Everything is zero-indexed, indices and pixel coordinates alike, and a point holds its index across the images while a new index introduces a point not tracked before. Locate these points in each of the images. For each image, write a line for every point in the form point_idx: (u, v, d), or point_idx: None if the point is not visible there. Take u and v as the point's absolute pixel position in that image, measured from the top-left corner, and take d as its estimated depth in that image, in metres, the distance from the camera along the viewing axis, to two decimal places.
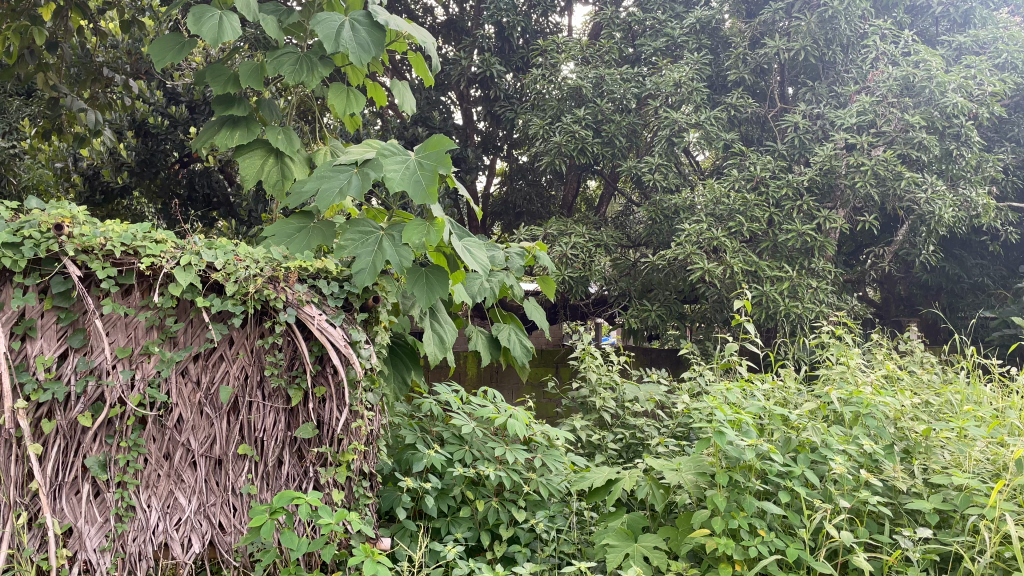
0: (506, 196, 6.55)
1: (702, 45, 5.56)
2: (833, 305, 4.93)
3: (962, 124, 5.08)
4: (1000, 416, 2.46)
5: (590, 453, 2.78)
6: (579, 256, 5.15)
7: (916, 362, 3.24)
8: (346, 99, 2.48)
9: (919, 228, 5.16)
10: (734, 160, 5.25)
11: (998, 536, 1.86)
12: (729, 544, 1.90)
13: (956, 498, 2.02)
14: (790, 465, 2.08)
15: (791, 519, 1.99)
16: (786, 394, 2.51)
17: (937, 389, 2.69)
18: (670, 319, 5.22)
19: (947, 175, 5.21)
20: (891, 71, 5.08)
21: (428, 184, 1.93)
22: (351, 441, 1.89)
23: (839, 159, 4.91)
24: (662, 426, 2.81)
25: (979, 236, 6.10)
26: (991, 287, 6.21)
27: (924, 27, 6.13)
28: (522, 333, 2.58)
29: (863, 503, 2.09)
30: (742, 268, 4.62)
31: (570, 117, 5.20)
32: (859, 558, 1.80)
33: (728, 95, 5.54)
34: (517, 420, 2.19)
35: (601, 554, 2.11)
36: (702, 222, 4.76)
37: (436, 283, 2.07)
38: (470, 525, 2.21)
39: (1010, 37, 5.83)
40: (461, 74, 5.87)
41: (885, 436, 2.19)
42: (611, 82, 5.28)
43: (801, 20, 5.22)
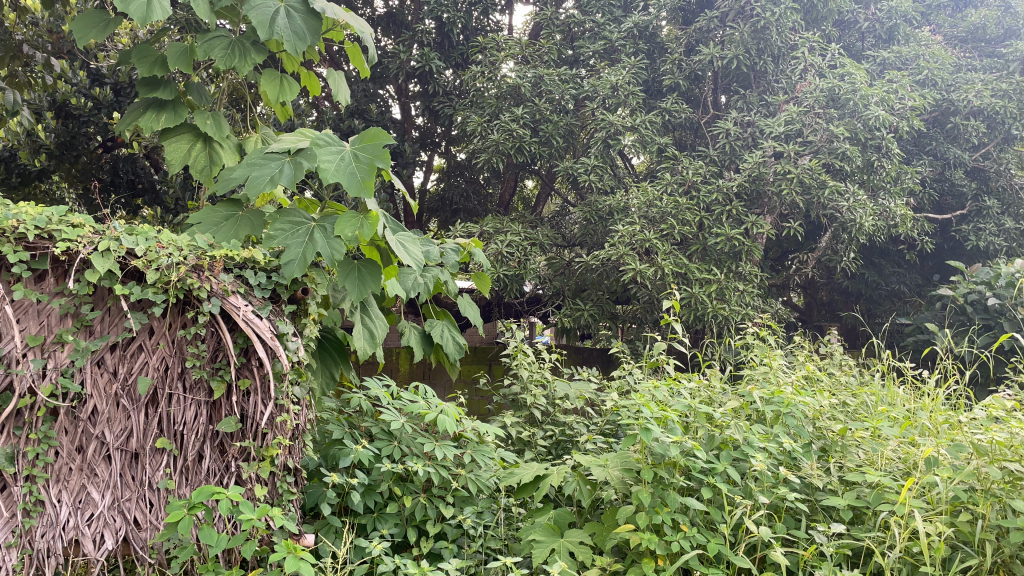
0: (443, 192, 6.54)
1: (639, 50, 5.65)
2: (758, 308, 5.06)
3: (883, 136, 5.28)
4: (912, 416, 2.57)
5: (519, 450, 2.79)
6: (514, 254, 5.17)
7: (834, 365, 3.35)
8: (279, 87, 2.42)
9: (840, 235, 5.34)
10: (668, 164, 5.34)
11: (906, 532, 1.93)
12: (653, 539, 1.92)
13: (868, 495, 2.10)
14: (712, 462, 2.12)
15: (713, 514, 2.03)
16: (711, 393, 2.56)
17: (855, 391, 2.80)
18: (602, 319, 5.27)
19: (868, 185, 5.40)
20: (819, 83, 5.25)
21: (363, 177, 1.91)
22: (276, 435, 1.84)
23: (767, 167, 5.06)
24: (591, 424, 2.85)
25: (897, 245, 6.36)
26: (906, 294, 6.49)
27: (851, 42, 6.41)
28: (455, 330, 2.57)
29: (782, 500, 2.15)
30: (672, 270, 4.69)
31: (508, 115, 5.19)
32: (776, 553, 1.85)
33: (663, 99, 5.63)
34: (448, 416, 2.18)
35: (527, 549, 2.12)
36: (635, 224, 4.82)
37: (369, 277, 2.04)
38: (396, 521, 2.18)
39: (931, 55, 6.09)
40: (399, 68, 5.81)
41: (804, 435, 2.26)
42: (550, 82, 5.31)
43: (735, 30, 5.34)
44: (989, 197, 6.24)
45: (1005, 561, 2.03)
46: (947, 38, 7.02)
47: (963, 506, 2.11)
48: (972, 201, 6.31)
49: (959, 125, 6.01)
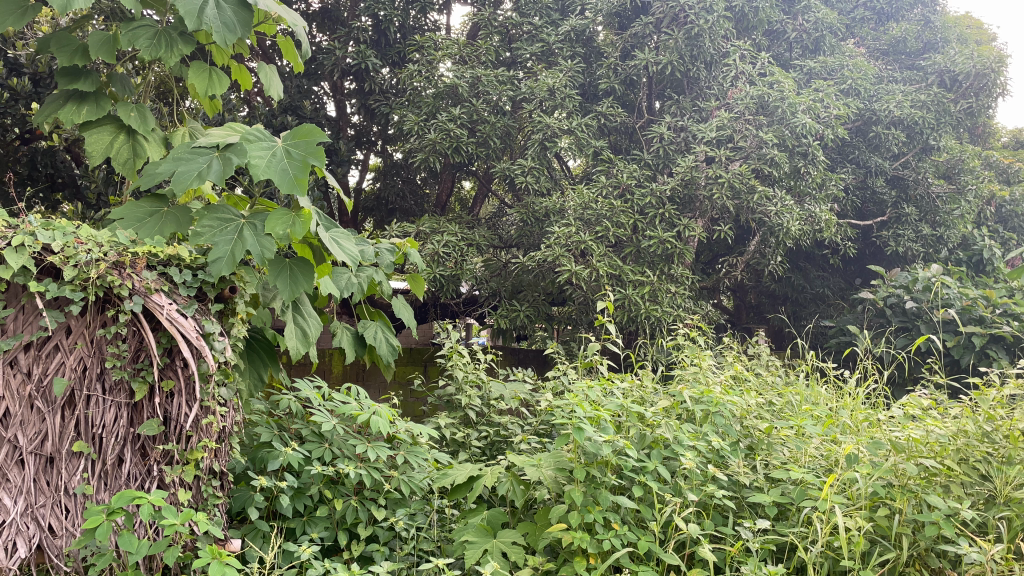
0: (379, 192, 6.49)
1: (576, 54, 5.70)
2: (689, 310, 5.17)
3: (809, 144, 5.44)
4: (834, 415, 2.66)
5: (453, 452, 2.77)
6: (450, 255, 5.15)
7: (762, 366, 3.43)
8: (208, 79, 2.35)
9: (768, 239, 5.49)
10: (603, 167, 5.40)
11: (828, 527, 1.99)
12: (585, 538, 1.93)
13: (793, 492, 2.16)
14: (644, 461, 2.15)
15: (643, 513, 2.06)
16: (643, 393, 2.60)
17: (780, 390, 2.88)
18: (538, 320, 5.29)
19: (795, 191, 5.56)
20: (749, 90, 5.38)
21: (296, 174, 1.87)
22: (201, 438, 1.79)
23: (699, 171, 5.17)
24: (526, 424, 2.85)
25: (821, 250, 6.58)
26: (830, 297, 6.72)
27: (780, 52, 6.60)
28: (389, 331, 2.54)
29: (710, 497, 2.20)
30: (606, 272, 4.75)
31: (445, 115, 5.17)
32: (704, 549, 1.89)
33: (599, 103, 5.69)
34: (381, 417, 2.16)
35: (460, 551, 2.11)
36: (571, 226, 4.85)
37: (301, 276, 2.00)
38: (327, 524, 2.15)
39: (854, 66, 6.32)
40: (335, 65, 5.73)
41: (731, 434, 2.32)
42: (487, 83, 5.30)
43: (669, 36, 5.43)
44: (908, 205, 6.49)
45: (920, 554, 2.11)
46: (870, 50, 7.28)
47: (882, 501, 2.19)
48: (891, 209, 6.56)
49: (880, 134, 6.25)
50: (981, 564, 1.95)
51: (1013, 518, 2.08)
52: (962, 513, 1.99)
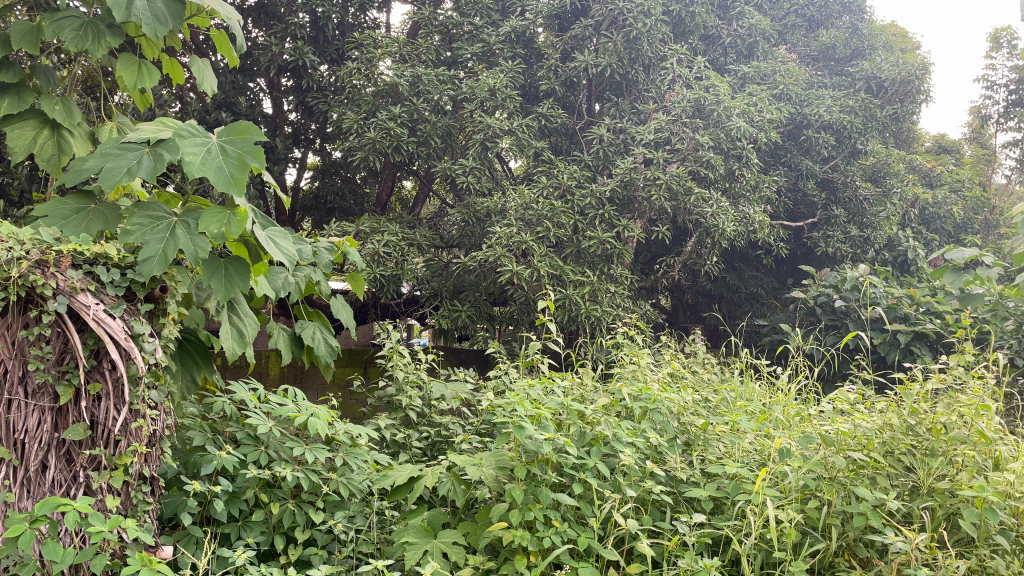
0: (318, 191, 6.40)
1: (517, 54, 5.71)
2: (628, 309, 5.23)
3: (743, 147, 5.58)
4: (767, 411, 2.73)
5: (394, 453, 2.75)
6: (391, 255, 5.11)
7: (698, 364, 3.50)
8: (137, 73, 2.28)
9: (705, 240, 5.60)
10: (544, 167, 5.43)
11: (761, 519, 2.04)
12: (525, 535, 1.94)
13: (728, 486, 2.21)
14: (584, 458, 2.17)
15: (583, 510, 2.07)
16: (583, 391, 2.62)
17: (715, 387, 2.94)
18: (479, 320, 5.29)
19: (730, 192, 5.67)
20: (686, 93, 5.48)
21: (233, 172, 1.83)
22: (130, 442, 1.73)
23: (637, 173, 5.25)
24: (467, 423, 2.84)
25: (755, 250, 6.76)
26: (763, 296, 6.90)
27: (715, 57, 6.73)
28: (328, 331, 2.51)
29: (648, 493, 2.23)
30: (547, 272, 4.77)
31: (385, 113, 5.13)
32: (642, 544, 1.91)
33: (540, 104, 5.72)
34: (319, 419, 2.13)
35: (400, 552, 2.09)
36: (512, 226, 4.86)
37: (236, 276, 1.96)
38: (263, 529, 2.11)
39: (786, 72, 6.49)
40: (271, 61, 5.63)
41: (668, 430, 2.36)
42: (428, 82, 5.27)
43: (609, 39, 5.49)
44: (837, 207, 6.69)
45: (849, 544, 2.18)
46: (801, 56, 7.49)
47: (812, 493, 2.25)
48: (821, 211, 6.77)
49: (811, 138, 6.46)
50: (907, 553, 2.02)
51: (935, 508, 2.17)
52: (888, 503, 2.07)
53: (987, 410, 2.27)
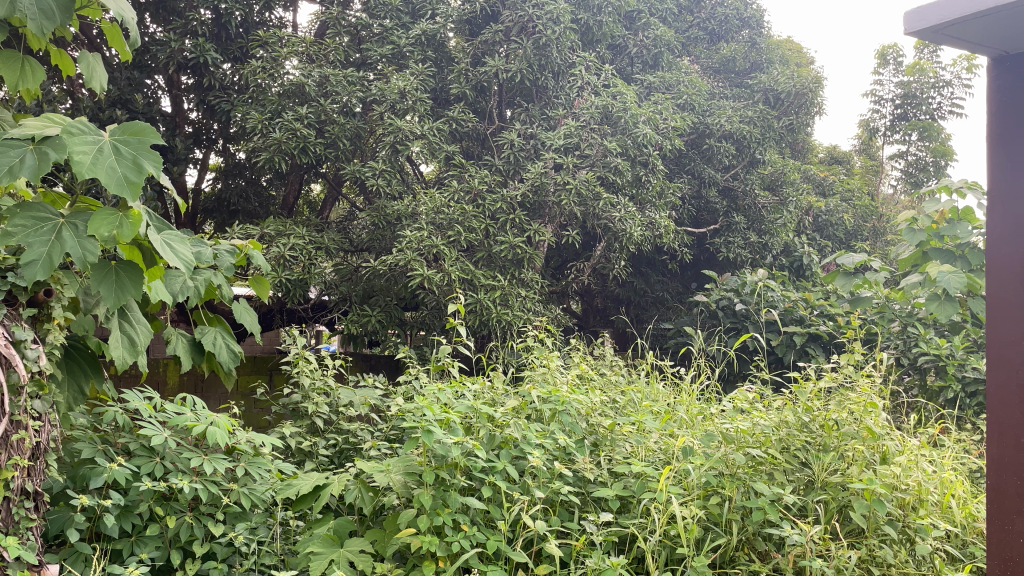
0: (220, 193, 6.20)
1: (427, 58, 5.67)
2: (538, 313, 5.27)
3: (649, 154, 5.71)
4: (671, 411, 2.80)
5: (299, 462, 2.68)
6: (298, 258, 4.99)
7: (605, 366, 3.55)
8: (20, 70, 2.15)
9: (613, 245, 5.70)
10: (455, 172, 5.41)
11: (665, 516, 2.09)
12: (434, 541, 1.92)
13: (633, 485, 2.25)
14: (493, 461, 2.18)
15: (492, 512, 2.07)
16: (494, 394, 2.62)
17: (623, 389, 3.00)
18: (390, 325, 5.21)
19: (637, 198, 5.80)
20: (594, 100, 5.56)
21: (127, 174, 1.74)
22: (12, 456, 1.64)
23: (548, 178, 5.30)
24: (376, 430, 2.79)
25: (661, 256, 6.94)
26: (669, 300, 7.07)
27: (622, 66, 6.86)
28: (229, 337, 2.42)
29: (556, 494, 2.25)
30: (458, 276, 4.76)
31: (291, 114, 5.02)
32: (550, 544, 1.92)
33: (450, 108, 5.70)
34: (218, 428, 2.06)
35: (304, 562, 2.04)
36: (423, 230, 4.82)
37: (128, 282, 1.86)
38: (157, 544, 2.02)
39: (690, 82, 6.69)
40: (170, 57, 5.41)
41: (576, 431, 2.39)
42: (336, 83, 5.18)
43: (519, 45, 5.53)
44: (737, 214, 6.93)
45: (748, 538, 2.25)
46: (704, 67, 7.73)
47: (714, 490, 2.31)
48: (723, 217, 6.99)
49: (713, 146, 6.68)
50: (802, 545, 2.10)
51: (828, 501, 2.27)
52: (784, 498, 2.15)
53: (875, 407, 2.39)
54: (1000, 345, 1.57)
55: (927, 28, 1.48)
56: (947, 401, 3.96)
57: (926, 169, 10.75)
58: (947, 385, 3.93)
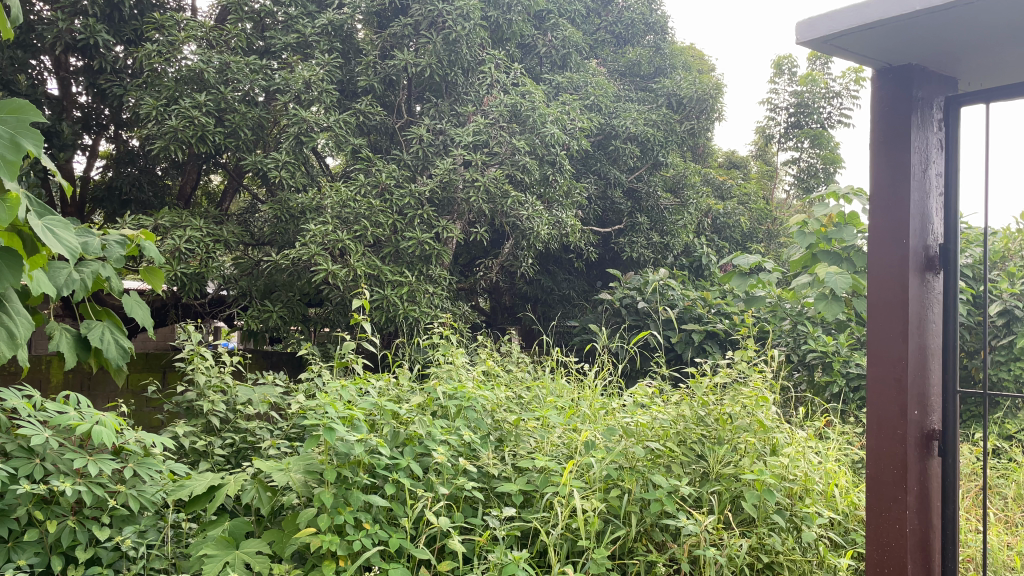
0: (111, 182, 5.90)
1: (334, 48, 5.56)
2: (445, 310, 5.26)
3: (557, 153, 5.78)
4: (575, 406, 2.85)
5: (193, 462, 2.58)
6: (194, 251, 4.80)
7: (512, 363, 3.57)
8: None
9: (521, 243, 5.75)
10: (361, 165, 5.32)
11: (567, 510, 2.12)
12: (334, 540, 1.88)
13: (537, 479, 2.28)
14: (396, 458, 2.16)
15: (395, 510, 2.05)
16: (399, 391, 2.59)
17: (528, 385, 3.03)
18: (293, 321, 5.08)
19: (545, 197, 5.87)
20: (503, 98, 5.58)
21: (4, 155, 1.63)
22: None
23: (456, 174, 5.28)
24: (276, 428, 2.71)
25: (567, 254, 7.04)
26: (575, 298, 7.19)
27: (532, 65, 6.90)
28: (119, 331, 2.30)
29: (460, 490, 2.24)
30: (364, 271, 4.68)
31: (189, 101, 4.83)
32: (453, 540, 1.92)
33: (357, 101, 5.61)
34: (105, 427, 1.96)
35: (197, 565, 1.97)
36: (327, 224, 4.72)
37: (5, 270, 1.75)
38: (37, 550, 1.91)
39: (597, 84, 6.82)
40: (57, 37, 5.11)
41: (481, 427, 2.40)
42: (237, 70, 5.01)
43: (428, 40, 5.49)
44: (641, 215, 7.11)
45: (646, 529, 2.29)
46: (610, 70, 7.89)
47: (614, 483, 2.36)
48: (627, 218, 7.14)
49: (619, 148, 6.83)
50: (696, 535, 2.17)
51: (722, 491, 2.35)
52: (680, 489, 2.21)
53: (765, 401, 2.52)
54: (881, 343, 1.67)
55: (816, 38, 1.55)
56: (832, 395, 4.18)
57: (817, 175, 11.30)
58: (833, 380, 4.15)
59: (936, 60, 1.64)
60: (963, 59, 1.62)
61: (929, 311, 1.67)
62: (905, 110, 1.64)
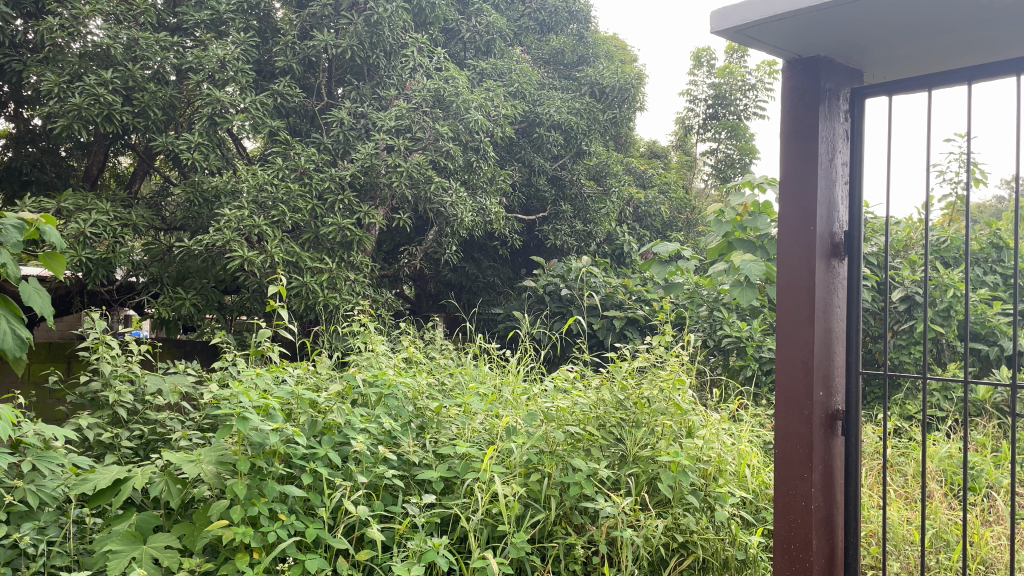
0: (10, 162, 5.59)
1: (250, 27, 5.39)
2: (367, 297, 5.20)
3: (480, 140, 5.77)
4: (497, 392, 2.85)
5: (99, 455, 2.47)
6: (101, 236, 4.59)
7: (435, 350, 3.55)
8: None
9: (445, 230, 5.72)
10: (280, 149, 5.18)
11: (488, 495, 2.12)
12: (248, 532, 1.84)
13: (458, 466, 2.27)
14: (314, 447, 2.12)
15: (312, 500, 2.01)
16: (318, 378, 2.54)
17: (450, 371, 3.02)
18: (207, 309, 4.94)
19: (468, 183, 5.85)
20: (426, 82, 5.50)
21: None
22: None
23: (378, 159, 5.21)
24: (188, 419, 2.62)
25: (492, 242, 7.05)
26: (499, 285, 7.21)
27: (455, 51, 6.85)
28: (17, 321, 2.17)
29: (380, 478, 2.21)
30: (282, 258, 4.57)
31: (94, 78, 4.60)
32: (372, 529, 1.90)
33: (275, 82, 5.46)
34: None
35: (101, 561, 1.89)
36: (243, 208, 4.59)
37: None
38: None
39: (520, 71, 6.82)
40: None
41: (402, 415, 2.38)
42: (146, 47, 4.79)
43: (348, 21, 5.38)
44: (565, 203, 7.17)
45: (565, 512, 2.31)
46: (534, 58, 7.91)
47: (534, 468, 2.37)
48: (551, 205, 7.19)
49: (542, 135, 6.86)
50: (614, 517, 2.21)
51: (639, 473, 2.39)
52: (599, 472, 2.24)
53: (682, 384, 2.59)
54: (789, 327, 1.72)
55: (731, 28, 1.58)
56: (745, 378, 4.33)
57: (734, 166, 11.62)
58: (747, 364, 4.32)
59: (843, 52, 1.70)
60: (868, 52, 1.69)
61: (834, 296, 1.73)
62: (813, 101, 1.69)
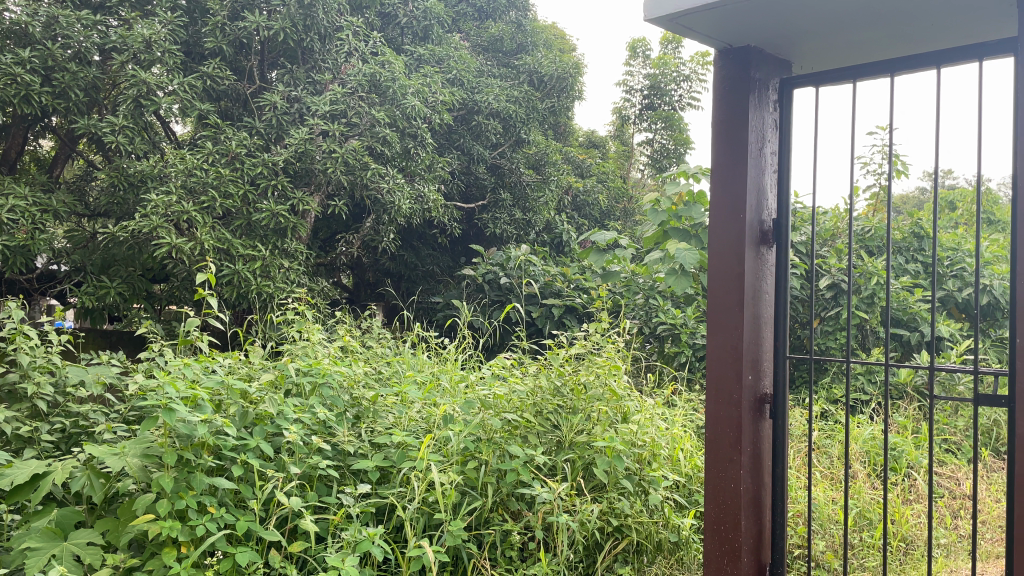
0: None
1: (177, 7, 5.21)
2: (302, 285, 5.11)
3: (418, 126, 5.71)
4: (435, 380, 2.83)
5: (17, 450, 2.37)
6: (19, 223, 4.38)
7: (371, 338, 3.51)
8: None
9: (382, 217, 5.66)
10: (210, 133, 5.03)
11: (424, 484, 2.11)
12: (175, 526, 1.79)
13: (394, 455, 2.25)
14: (245, 438, 2.07)
15: (243, 492, 1.97)
16: (250, 368, 2.48)
17: (386, 359, 2.98)
18: (134, 298, 4.78)
19: (406, 170, 5.79)
20: (361, 66, 5.40)
21: None
22: None
23: (313, 145, 5.10)
24: (112, 411, 2.53)
25: (430, 230, 7.01)
26: (438, 274, 7.18)
27: (392, 36, 6.74)
28: None
29: (314, 468, 2.18)
30: (212, 245, 4.45)
31: (10, 56, 4.38)
32: (305, 520, 1.86)
33: (205, 64, 5.29)
34: None
35: (20, 559, 1.82)
36: (171, 194, 4.45)
37: None
38: None
39: (458, 58, 6.77)
40: None
41: (337, 404, 2.34)
42: (67, 25, 4.57)
43: (281, 3, 5.26)
44: (503, 191, 7.18)
45: (502, 499, 2.31)
46: (472, 44, 7.86)
47: (471, 455, 2.37)
48: (489, 193, 7.19)
49: (481, 123, 6.83)
50: (550, 502, 2.23)
51: (575, 459, 2.41)
52: (536, 458, 2.25)
53: (617, 370, 2.61)
54: (720, 313, 1.76)
55: (663, 16, 1.60)
56: (679, 364, 4.43)
57: (670, 156, 11.80)
58: (681, 350, 4.42)
59: (772, 43, 1.73)
60: (794, 44, 1.73)
61: (763, 282, 1.77)
62: (743, 90, 1.73)
